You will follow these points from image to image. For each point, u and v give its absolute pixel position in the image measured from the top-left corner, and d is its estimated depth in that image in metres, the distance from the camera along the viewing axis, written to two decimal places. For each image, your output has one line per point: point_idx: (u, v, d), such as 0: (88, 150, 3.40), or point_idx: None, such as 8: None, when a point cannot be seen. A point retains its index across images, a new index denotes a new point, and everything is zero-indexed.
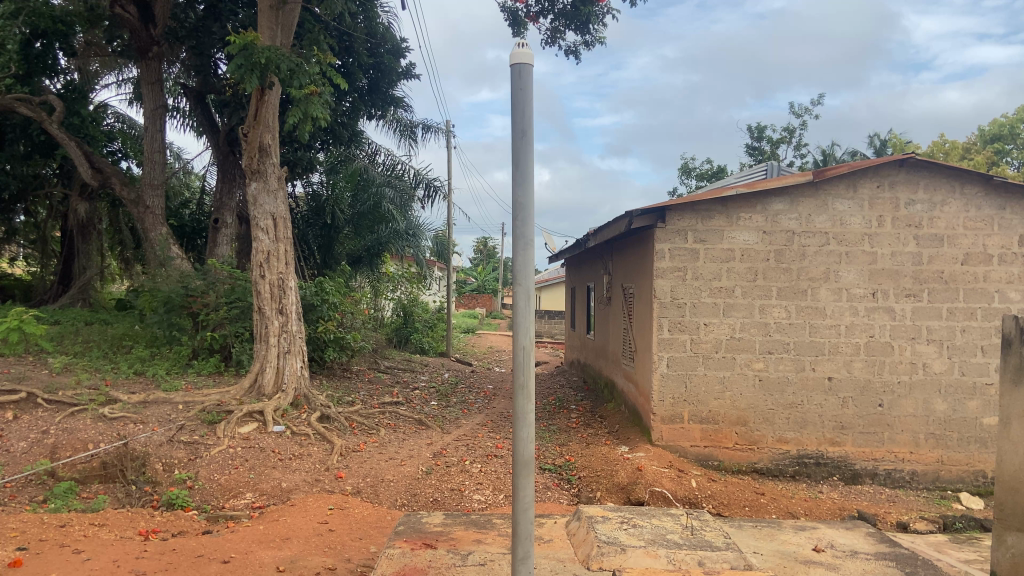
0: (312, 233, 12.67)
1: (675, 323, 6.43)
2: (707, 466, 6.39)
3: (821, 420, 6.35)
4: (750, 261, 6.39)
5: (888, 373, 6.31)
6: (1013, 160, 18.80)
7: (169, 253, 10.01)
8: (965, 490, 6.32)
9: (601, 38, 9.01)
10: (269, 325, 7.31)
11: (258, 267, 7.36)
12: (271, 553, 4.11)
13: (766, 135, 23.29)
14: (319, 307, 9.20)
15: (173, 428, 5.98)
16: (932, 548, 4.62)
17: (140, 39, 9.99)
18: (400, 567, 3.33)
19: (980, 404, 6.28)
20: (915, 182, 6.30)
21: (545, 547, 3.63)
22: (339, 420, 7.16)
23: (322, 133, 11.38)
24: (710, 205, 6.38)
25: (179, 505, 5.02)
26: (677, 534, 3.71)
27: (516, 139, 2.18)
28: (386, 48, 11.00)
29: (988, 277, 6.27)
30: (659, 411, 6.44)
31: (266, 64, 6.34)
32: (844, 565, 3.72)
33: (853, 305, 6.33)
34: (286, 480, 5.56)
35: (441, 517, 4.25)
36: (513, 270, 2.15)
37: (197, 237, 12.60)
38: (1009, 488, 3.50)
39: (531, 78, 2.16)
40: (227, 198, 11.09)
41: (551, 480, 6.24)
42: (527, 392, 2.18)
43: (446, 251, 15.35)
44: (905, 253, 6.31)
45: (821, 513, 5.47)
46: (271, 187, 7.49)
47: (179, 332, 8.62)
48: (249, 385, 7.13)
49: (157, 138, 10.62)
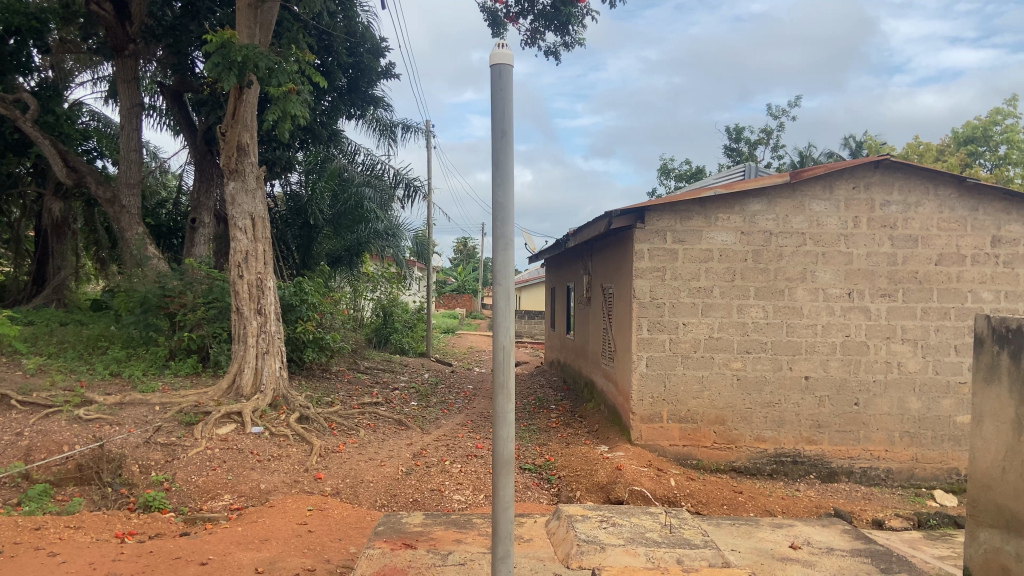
0: (291, 234, 12.60)
1: (654, 323, 6.47)
2: (686, 465, 6.42)
3: (798, 419, 6.42)
4: (728, 261, 6.44)
5: (864, 372, 6.39)
6: (986, 162, 19.10)
7: (146, 253, 9.91)
8: (939, 487, 6.41)
9: (581, 39, 9.00)
10: (247, 325, 7.25)
11: (236, 267, 7.30)
12: (250, 554, 4.08)
13: (743, 136, 23.54)
14: (298, 308, 9.18)
15: (150, 429, 5.93)
16: (907, 545, 4.68)
17: (116, 37, 9.92)
18: (380, 567, 3.32)
19: (954, 402, 6.38)
20: (890, 183, 6.38)
21: (525, 546, 3.65)
22: (318, 420, 7.11)
23: (301, 132, 11.20)
24: (689, 206, 6.42)
25: (156, 507, 4.95)
26: (657, 532, 3.73)
27: (497, 141, 2.18)
28: (366, 48, 10.96)
29: (962, 277, 6.37)
30: (639, 410, 6.48)
31: (244, 62, 6.28)
32: (820, 562, 3.75)
33: (830, 305, 6.40)
34: (265, 481, 5.54)
35: (422, 518, 4.25)
36: (492, 271, 2.16)
37: (173, 237, 12.53)
38: (982, 485, 3.51)
39: (510, 80, 2.16)
40: (204, 198, 10.97)
41: (531, 480, 6.24)
42: (507, 392, 2.17)
43: (426, 252, 15.36)
44: (881, 253, 6.40)
45: (798, 511, 5.53)
46: (249, 186, 7.42)
47: (156, 333, 8.52)
48: (226, 385, 7.08)
49: (133, 137, 10.48)
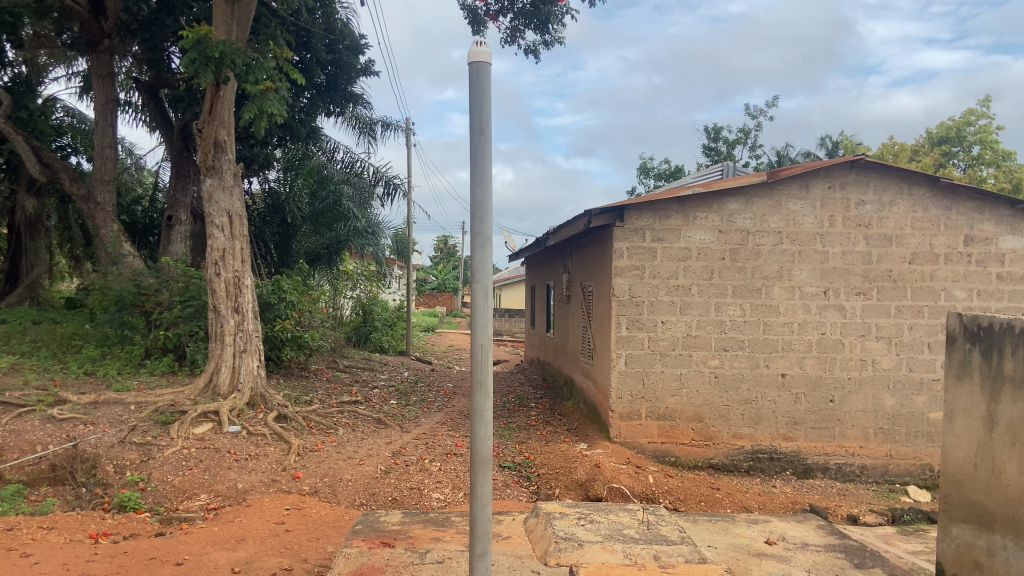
0: (269, 231, 12.48)
1: (633, 321, 6.49)
2: (665, 463, 6.46)
3: (775, 416, 6.49)
4: (707, 260, 6.49)
5: (839, 369, 6.46)
6: (960, 163, 19.37)
7: (121, 250, 9.79)
8: (912, 483, 6.49)
9: (560, 38, 9.02)
10: (224, 324, 7.19)
11: (213, 265, 7.23)
12: (226, 554, 4.05)
13: (722, 136, 23.71)
14: (276, 306, 9.13)
15: (125, 429, 5.87)
16: (881, 540, 4.74)
17: (91, 32, 9.80)
18: (357, 567, 3.31)
19: (927, 399, 6.47)
20: (865, 183, 6.46)
21: (504, 544, 3.66)
22: (297, 419, 7.06)
23: (279, 129, 11.12)
24: (667, 205, 6.46)
25: (131, 507, 4.89)
26: (634, 529, 3.75)
27: (475, 138, 2.17)
28: (346, 45, 10.89)
29: (935, 276, 6.46)
30: (618, 408, 6.51)
31: (221, 58, 6.21)
32: (794, 557, 3.79)
33: (806, 303, 6.47)
34: (242, 480, 5.50)
35: (400, 517, 4.23)
36: (470, 268, 2.14)
37: (149, 235, 12.41)
38: (954, 481, 3.57)
39: (489, 77, 2.16)
40: (181, 194, 10.86)
41: (510, 477, 6.25)
42: (486, 389, 2.16)
43: (406, 250, 15.32)
44: (856, 252, 6.47)
45: (774, 507, 5.58)
46: (226, 183, 7.35)
47: (131, 331, 8.44)
48: (203, 384, 7.00)
49: (108, 133, 10.34)
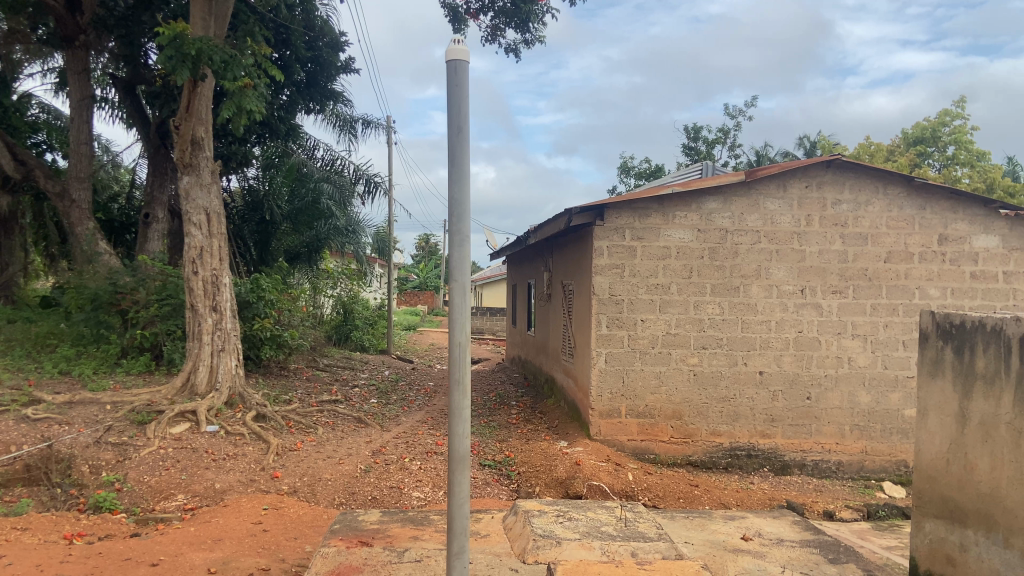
0: (248, 229, 12.40)
1: (613, 319, 6.52)
2: (644, 460, 6.49)
3: (753, 413, 6.54)
4: (686, 259, 6.52)
5: (816, 367, 6.53)
6: (935, 163, 19.63)
7: (97, 249, 9.69)
8: (887, 479, 6.58)
9: (541, 37, 9.03)
10: (202, 323, 7.12)
11: (190, 263, 7.17)
12: (202, 555, 4.01)
13: (701, 135, 23.85)
14: (254, 305, 9.08)
15: (100, 429, 5.80)
16: (856, 536, 4.79)
17: (66, 28, 9.73)
18: (334, 566, 3.29)
19: (902, 396, 6.55)
20: (841, 183, 6.53)
21: (482, 542, 3.67)
22: (275, 419, 7.02)
23: (258, 127, 11.04)
24: (647, 203, 6.49)
25: (107, 507, 4.84)
26: (611, 526, 3.76)
27: (453, 137, 2.17)
28: (325, 42, 10.82)
29: (910, 274, 6.55)
30: (598, 406, 6.53)
31: (198, 54, 6.15)
32: (770, 553, 3.83)
33: (783, 301, 6.53)
34: (220, 480, 5.46)
35: (379, 516, 4.22)
36: (448, 267, 2.14)
37: (126, 233, 12.29)
38: (926, 477, 3.62)
39: (467, 75, 2.16)
40: (158, 192, 10.76)
41: (490, 476, 6.25)
42: (464, 387, 2.16)
43: (388, 248, 15.27)
44: (832, 251, 6.54)
45: (751, 503, 5.63)
46: (204, 180, 7.29)
47: (107, 330, 8.36)
48: (181, 384, 6.94)
49: (84, 130, 10.22)
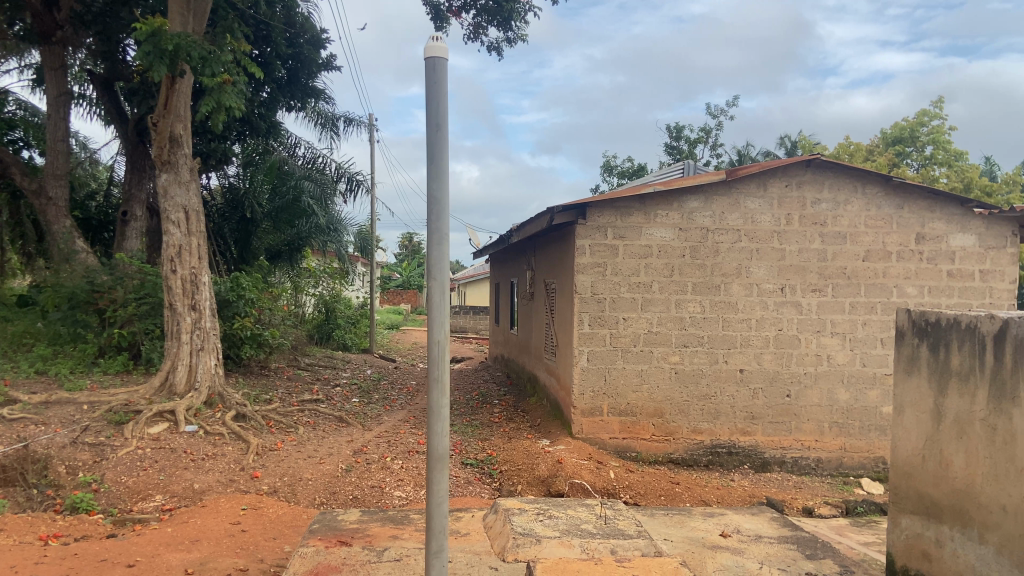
0: (228, 228, 12.32)
1: (595, 318, 6.53)
2: (626, 458, 6.51)
3: (734, 410, 6.58)
4: (667, 257, 6.55)
5: (796, 365, 6.58)
6: (913, 162, 19.84)
7: (74, 247, 9.59)
8: (866, 475, 6.65)
9: (523, 35, 9.03)
10: (181, 322, 7.06)
11: (168, 262, 7.11)
12: (179, 556, 3.98)
13: (683, 135, 23.95)
14: (234, 303, 9.00)
15: (77, 429, 5.74)
16: (834, 532, 4.84)
17: (43, 24, 9.56)
18: (312, 566, 3.28)
19: (880, 393, 6.62)
20: (821, 182, 6.58)
21: (462, 541, 3.67)
22: (255, 418, 6.97)
23: (237, 124, 10.95)
24: (629, 202, 6.50)
25: (84, 508, 4.78)
26: (591, 523, 3.77)
27: (431, 134, 2.16)
28: (306, 39, 10.76)
29: (888, 273, 6.61)
30: (580, 404, 6.54)
31: (176, 51, 6.09)
32: (748, 549, 3.86)
33: (763, 300, 6.58)
34: (198, 480, 5.41)
35: (358, 515, 4.20)
36: (427, 266, 2.14)
37: (104, 231, 12.18)
38: (903, 474, 3.66)
39: (445, 72, 2.15)
40: (136, 189, 10.65)
41: (472, 474, 6.25)
42: (442, 385, 2.15)
43: (370, 247, 15.21)
44: (812, 249, 6.59)
45: (732, 500, 5.66)
46: (182, 178, 7.23)
47: (85, 329, 8.27)
48: (159, 383, 6.88)
49: (60, 127, 10.09)
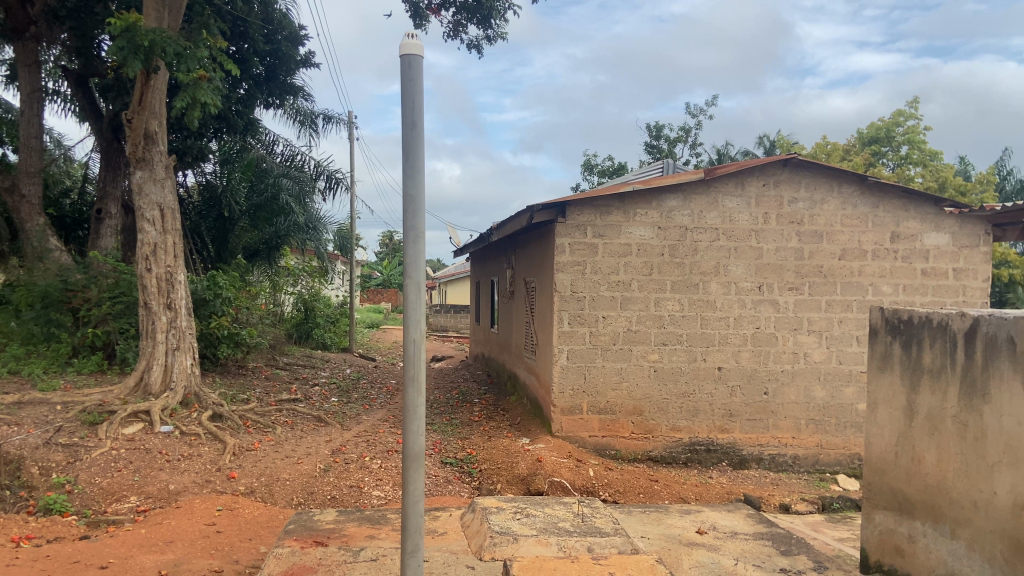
0: (205, 226, 12.21)
1: (574, 316, 6.53)
2: (605, 456, 6.53)
3: (712, 408, 6.62)
4: (646, 256, 6.57)
5: (773, 362, 6.63)
6: (889, 162, 20.05)
7: (48, 245, 9.46)
8: (842, 472, 6.71)
9: (503, 33, 9.02)
10: (156, 321, 6.98)
11: (143, 260, 7.03)
12: (153, 557, 3.94)
13: (663, 134, 24.03)
14: (211, 302, 8.93)
15: (50, 429, 5.66)
16: (810, 528, 4.88)
17: (17, 20, 9.33)
18: (287, 566, 3.25)
19: (856, 390, 6.69)
20: (797, 181, 6.63)
21: (438, 540, 3.66)
22: (232, 418, 6.90)
23: (214, 121, 10.85)
24: (608, 200, 6.52)
25: (57, 510, 4.72)
26: (569, 522, 3.78)
27: (406, 133, 2.15)
28: (284, 35, 10.69)
29: (863, 271, 6.68)
30: (560, 403, 6.54)
31: (151, 46, 6.02)
32: (724, 546, 3.88)
33: (741, 298, 6.62)
34: (174, 481, 5.35)
35: (335, 515, 4.18)
36: (403, 265, 2.12)
37: (78, 229, 12.03)
38: (877, 470, 3.70)
39: (420, 70, 2.14)
40: (111, 187, 10.52)
41: (452, 473, 6.24)
42: (418, 384, 2.14)
43: (350, 245, 15.14)
44: (789, 248, 6.64)
45: (710, 497, 5.70)
46: (157, 175, 7.14)
47: (58, 328, 8.17)
48: (134, 383, 6.80)
49: (34, 123, 9.94)
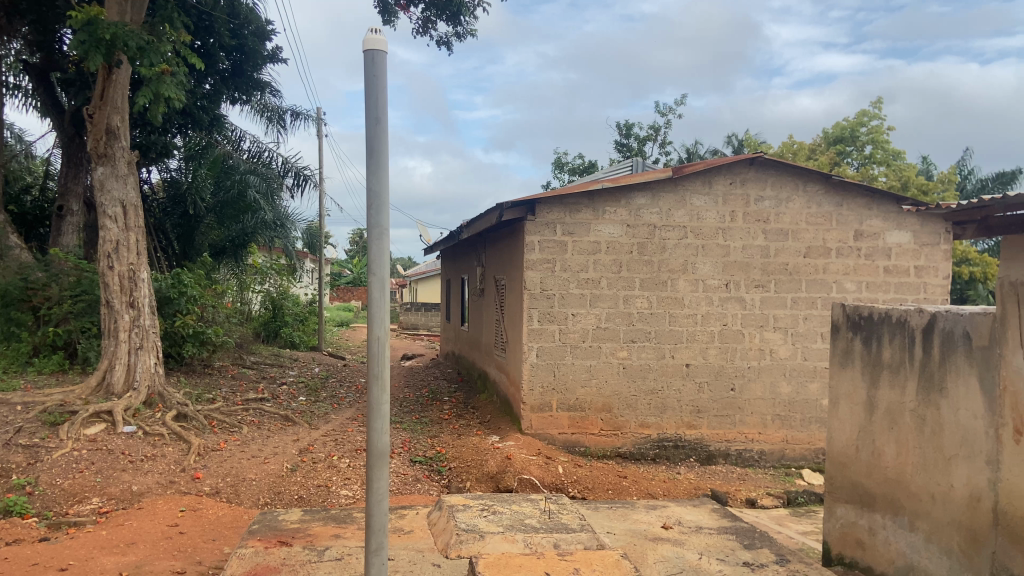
0: (170, 223, 12.16)
1: (544, 314, 6.54)
2: (575, 453, 6.55)
3: (680, 404, 6.68)
4: (615, 253, 6.61)
5: (739, 359, 6.71)
6: (853, 162, 20.37)
7: (8, 242, 9.27)
8: (807, 466, 6.81)
9: (472, 30, 9.00)
10: (119, 319, 6.86)
11: (105, 258, 6.90)
12: (114, 559, 3.88)
13: (633, 132, 24.13)
14: (175, 301, 8.81)
15: (9, 430, 5.54)
16: (774, 522, 4.94)
17: None
18: (250, 567, 3.22)
19: (820, 386, 6.79)
20: (764, 180, 6.71)
21: (404, 538, 3.65)
22: (197, 418, 6.80)
23: (179, 116, 10.70)
24: (577, 198, 6.53)
25: (17, 511, 4.61)
26: (535, 518, 3.78)
27: (369, 127, 2.13)
28: (251, 30, 10.56)
29: (828, 269, 6.78)
30: (529, 400, 6.55)
31: (113, 40, 5.92)
32: (688, 540, 3.92)
33: (708, 295, 6.69)
34: (137, 482, 5.26)
35: (301, 514, 4.15)
36: (367, 261, 2.11)
37: (40, 226, 11.78)
38: (838, 463, 3.76)
39: (384, 65, 2.13)
40: (73, 184, 10.33)
41: (420, 472, 6.22)
42: (382, 382, 2.13)
43: (319, 243, 15.01)
44: (755, 246, 6.72)
45: (677, 493, 5.75)
46: (119, 171, 7.03)
47: (18, 328, 8.00)
48: (96, 384, 6.69)
49: None
